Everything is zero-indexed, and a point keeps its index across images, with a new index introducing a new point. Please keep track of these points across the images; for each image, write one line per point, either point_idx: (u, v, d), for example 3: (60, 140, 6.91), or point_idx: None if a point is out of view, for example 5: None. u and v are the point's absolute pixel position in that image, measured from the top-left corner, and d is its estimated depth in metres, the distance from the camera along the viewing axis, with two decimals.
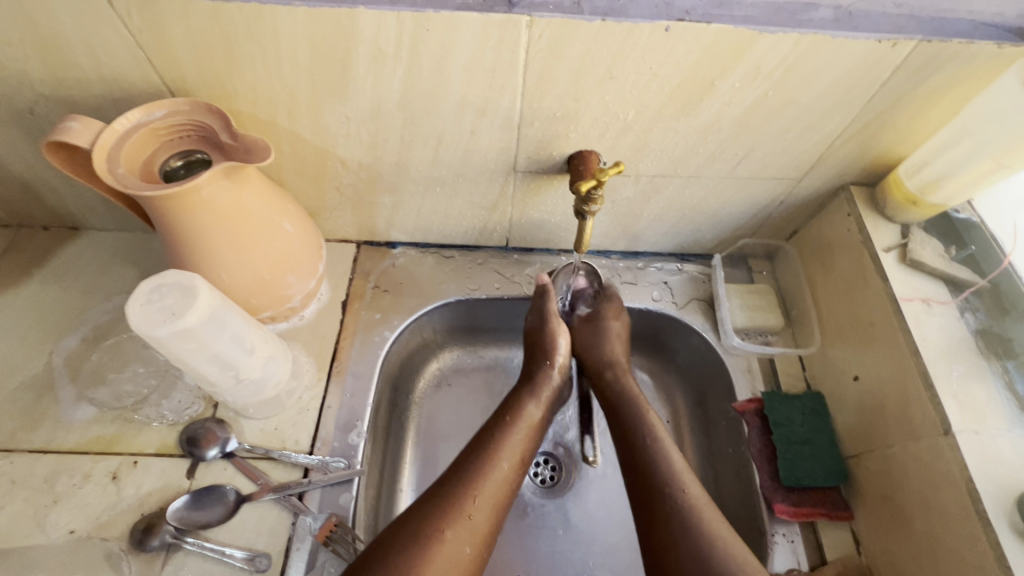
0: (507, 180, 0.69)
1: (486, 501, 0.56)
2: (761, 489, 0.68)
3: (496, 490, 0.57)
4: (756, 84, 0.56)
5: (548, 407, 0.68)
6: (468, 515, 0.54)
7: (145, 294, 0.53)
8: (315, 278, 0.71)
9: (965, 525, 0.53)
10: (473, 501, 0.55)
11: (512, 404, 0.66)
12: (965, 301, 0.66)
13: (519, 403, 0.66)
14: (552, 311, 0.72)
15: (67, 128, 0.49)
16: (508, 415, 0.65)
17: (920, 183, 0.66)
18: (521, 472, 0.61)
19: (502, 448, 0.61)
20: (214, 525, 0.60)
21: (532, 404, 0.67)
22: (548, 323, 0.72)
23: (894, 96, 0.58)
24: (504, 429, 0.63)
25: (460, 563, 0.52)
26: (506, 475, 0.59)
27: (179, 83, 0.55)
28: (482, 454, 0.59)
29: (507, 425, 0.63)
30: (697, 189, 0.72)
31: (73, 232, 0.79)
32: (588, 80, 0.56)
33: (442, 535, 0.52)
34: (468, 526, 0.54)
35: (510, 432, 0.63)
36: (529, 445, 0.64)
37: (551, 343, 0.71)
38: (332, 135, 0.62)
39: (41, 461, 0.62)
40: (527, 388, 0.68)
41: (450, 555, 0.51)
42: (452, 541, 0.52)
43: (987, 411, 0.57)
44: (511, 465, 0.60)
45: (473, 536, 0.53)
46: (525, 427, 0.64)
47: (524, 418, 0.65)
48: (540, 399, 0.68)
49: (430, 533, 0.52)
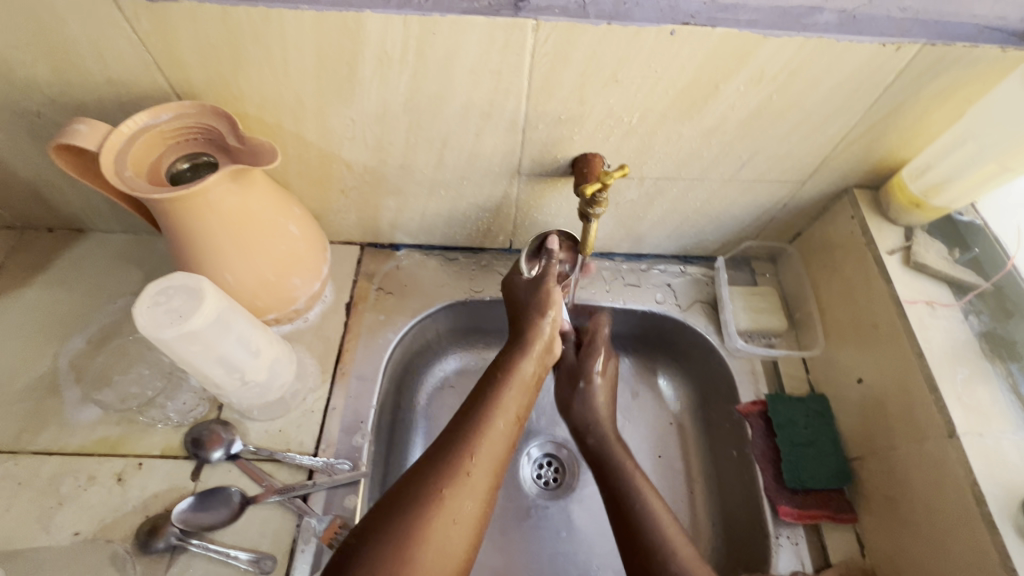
0: (511, 182, 0.69)
1: (485, 459, 0.54)
2: (765, 491, 0.68)
3: (494, 449, 0.55)
4: (760, 88, 0.57)
5: (540, 362, 0.65)
6: (467, 473, 0.52)
7: (152, 295, 0.53)
8: (319, 280, 0.71)
9: (970, 527, 0.53)
10: (470, 459, 0.53)
11: (504, 362, 0.63)
12: (969, 303, 0.66)
13: (509, 361, 0.64)
14: (548, 273, 0.70)
15: (74, 131, 0.49)
16: (500, 373, 0.62)
17: (924, 186, 0.66)
18: (517, 430, 0.59)
19: (495, 407, 0.58)
20: (218, 527, 0.60)
21: (523, 360, 0.64)
22: (541, 285, 0.69)
23: (899, 100, 0.58)
24: (495, 388, 0.60)
25: (462, 521, 0.50)
26: (502, 434, 0.57)
27: (185, 86, 0.56)
28: (476, 415, 0.57)
29: (499, 383, 0.61)
30: (700, 192, 0.72)
31: (77, 234, 0.79)
32: (593, 83, 0.56)
33: (442, 494, 0.50)
34: (467, 484, 0.52)
35: (504, 390, 0.60)
36: (523, 402, 0.62)
37: (543, 304, 0.68)
38: (337, 138, 0.62)
39: (46, 463, 0.62)
40: (519, 345, 0.65)
41: (452, 513, 0.50)
42: (451, 500, 0.50)
43: (991, 413, 0.57)
44: (507, 423, 0.58)
45: (474, 494, 0.52)
46: (517, 385, 0.62)
47: (516, 376, 0.62)
48: (533, 355, 0.65)
49: (430, 495, 0.50)
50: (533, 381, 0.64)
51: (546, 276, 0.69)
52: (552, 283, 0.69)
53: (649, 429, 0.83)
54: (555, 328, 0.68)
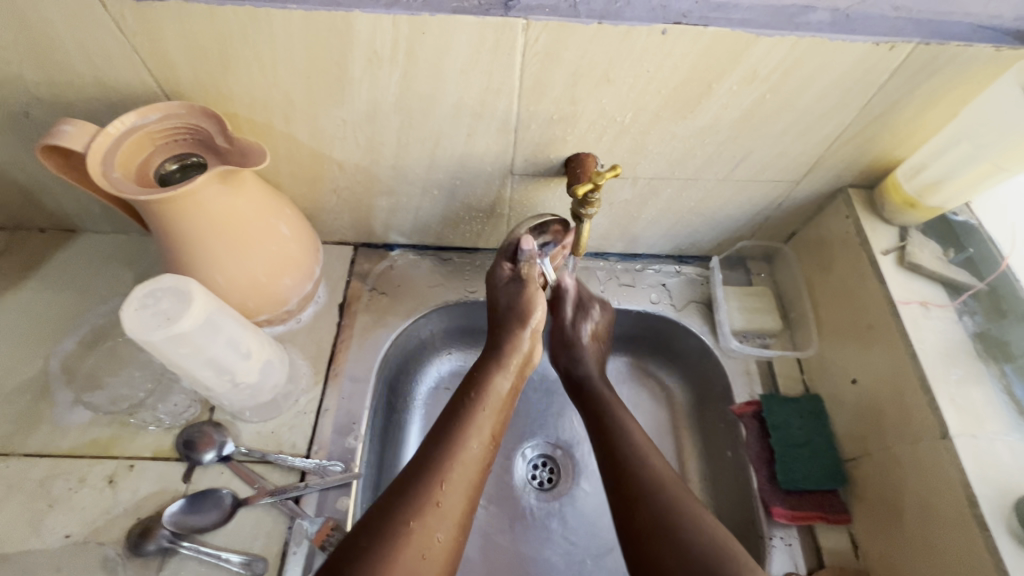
0: (504, 182, 0.69)
1: (457, 486, 0.55)
2: (759, 492, 0.67)
3: (466, 475, 0.56)
4: (753, 87, 0.56)
5: (518, 377, 0.65)
6: (437, 503, 0.53)
7: (140, 298, 0.53)
8: (311, 281, 0.71)
9: (963, 529, 0.53)
10: (440, 489, 0.53)
11: (478, 378, 0.63)
12: (963, 304, 0.65)
13: (486, 377, 0.63)
14: (530, 275, 0.69)
15: (60, 132, 0.49)
16: (476, 393, 0.61)
17: (918, 186, 0.65)
18: (491, 450, 0.60)
19: (471, 430, 0.58)
20: (210, 529, 0.60)
21: (500, 376, 0.63)
22: (523, 290, 0.68)
23: (892, 99, 0.58)
24: (469, 407, 0.60)
25: (431, 554, 0.51)
26: (475, 458, 0.57)
27: (174, 86, 0.55)
28: (449, 440, 0.57)
29: (474, 405, 0.60)
30: (694, 192, 0.71)
31: (69, 235, 0.79)
32: (584, 83, 0.56)
33: (409, 528, 0.51)
34: (436, 515, 0.52)
35: (480, 412, 0.60)
36: (498, 418, 0.62)
37: (528, 310, 0.67)
38: (328, 138, 0.62)
39: (37, 465, 0.62)
40: (495, 358, 0.65)
41: (420, 546, 0.50)
42: (419, 532, 0.51)
43: (985, 414, 0.57)
44: (480, 446, 0.58)
45: (444, 525, 0.52)
46: (494, 405, 0.61)
47: (492, 393, 0.62)
48: (509, 369, 0.64)
49: (398, 532, 0.50)
50: (508, 405, 0.64)
51: (529, 277, 0.69)
52: (535, 287, 0.68)
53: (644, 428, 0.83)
54: (535, 340, 0.68)
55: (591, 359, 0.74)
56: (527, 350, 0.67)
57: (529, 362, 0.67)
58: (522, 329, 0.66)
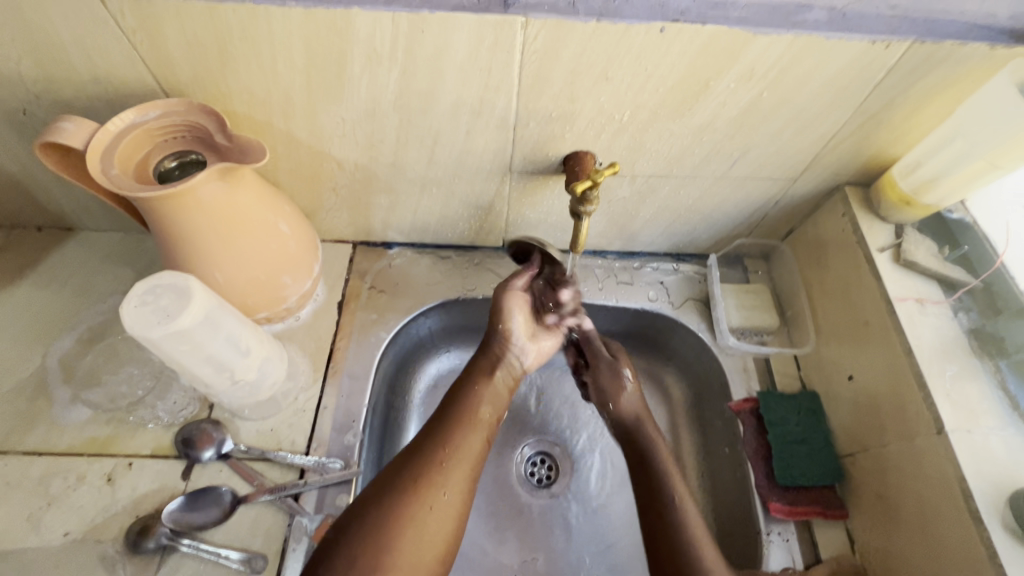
0: (503, 180, 0.69)
1: (462, 449, 0.56)
2: (757, 489, 0.68)
3: (470, 441, 0.57)
4: (751, 85, 0.57)
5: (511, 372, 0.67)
6: (441, 463, 0.55)
7: (139, 295, 0.53)
8: (310, 279, 0.71)
9: (958, 524, 0.53)
10: (444, 452, 0.55)
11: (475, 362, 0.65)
12: (958, 300, 0.66)
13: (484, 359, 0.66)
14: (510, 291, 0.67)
15: (60, 129, 0.49)
16: (476, 373, 0.64)
17: (914, 183, 0.66)
18: (495, 424, 0.62)
19: (471, 404, 0.61)
20: (209, 527, 0.60)
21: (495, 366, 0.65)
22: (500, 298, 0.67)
23: (889, 97, 0.58)
24: (470, 382, 0.63)
25: (440, 508, 0.52)
26: (476, 426, 0.59)
27: (173, 84, 0.55)
28: (453, 411, 0.60)
29: (475, 384, 0.62)
30: (692, 190, 0.72)
31: (67, 232, 0.79)
32: (583, 80, 0.56)
33: (417, 485, 0.53)
34: (442, 473, 0.54)
35: (481, 388, 0.62)
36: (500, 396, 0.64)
37: (505, 316, 0.66)
38: (327, 135, 0.62)
39: (35, 463, 0.62)
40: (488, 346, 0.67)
41: (429, 500, 0.52)
42: (426, 490, 0.53)
43: (979, 410, 0.57)
44: (480, 416, 0.60)
45: (451, 481, 0.54)
46: (493, 384, 0.64)
47: (490, 370, 0.65)
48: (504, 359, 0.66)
49: (405, 488, 0.52)
50: (509, 391, 0.66)
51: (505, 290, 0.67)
52: (509, 293, 0.67)
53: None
54: (523, 346, 0.68)
55: (632, 404, 0.69)
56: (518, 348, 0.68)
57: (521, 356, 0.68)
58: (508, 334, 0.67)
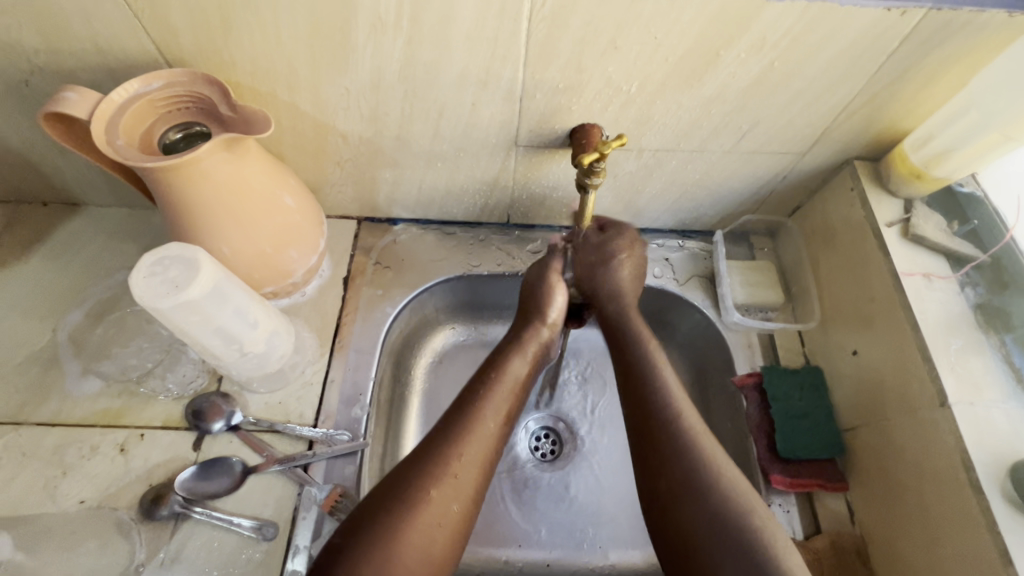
0: (508, 154, 0.69)
1: (473, 459, 0.55)
2: (758, 461, 0.69)
3: (480, 450, 0.56)
4: (762, 55, 0.56)
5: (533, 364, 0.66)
6: (454, 474, 0.53)
7: (148, 266, 0.53)
8: (316, 255, 0.71)
9: (958, 493, 0.54)
10: (457, 462, 0.54)
11: (495, 362, 0.64)
12: (965, 276, 0.66)
13: (504, 360, 0.64)
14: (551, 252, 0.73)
15: (63, 99, 0.49)
16: (494, 373, 0.63)
17: (925, 156, 0.65)
18: (503, 431, 0.59)
19: (486, 407, 0.59)
20: (221, 495, 0.61)
21: (517, 360, 0.64)
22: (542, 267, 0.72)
23: (903, 67, 0.57)
24: (487, 388, 0.61)
25: (447, 522, 0.51)
26: (489, 435, 0.57)
27: (175, 53, 0.55)
28: (466, 417, 0.57)
29: (488, 389, 0.60)
30: (699, 164, 0.71)
31: (72, 208, 0.79)
32: (591, 50, 0.55)
33: (428, 495, 0.51)
34: (453, 486, 0.52)
35: (494, 392, 0.60)
36: (515, 403, 0.62)
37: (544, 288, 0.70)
38: (331, 107, 0.61)
39: (49, 434, 0.63)
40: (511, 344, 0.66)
41: (437, 513, 0.50)
42: (437, 502, 0.51)
43: (983, 383, 0.58)
44: (496, 419, 0.59)
45: (460, 495, 0.52)
46: (508, 384, 0.62)
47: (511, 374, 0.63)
48: (524, 355, 0.65)
49: (415, 499, 0.50)
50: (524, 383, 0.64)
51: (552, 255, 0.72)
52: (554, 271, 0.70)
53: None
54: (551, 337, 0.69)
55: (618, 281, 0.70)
56: (546, 338, 0.68)
57: (543, 355, 0.68)
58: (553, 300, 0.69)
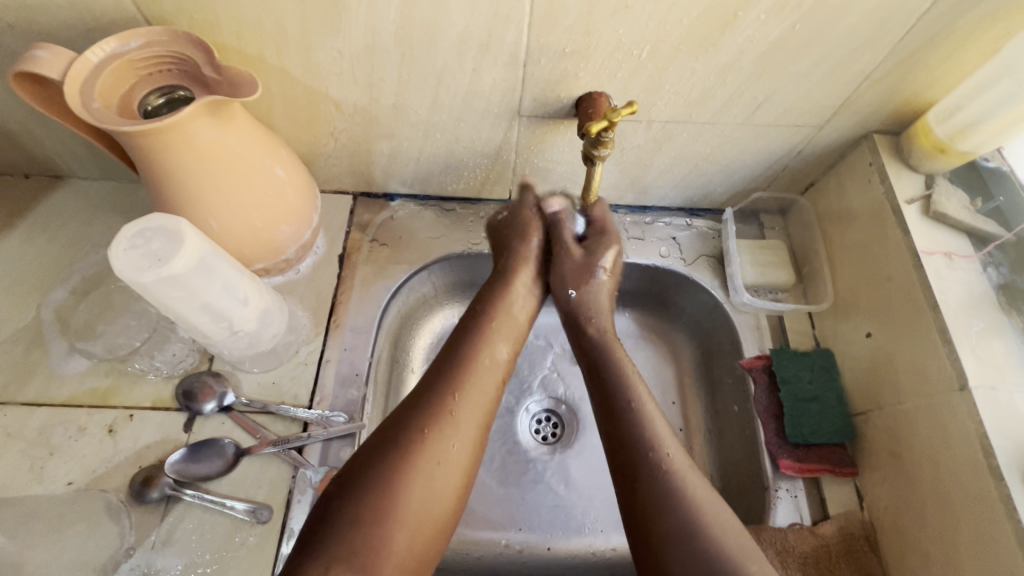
0: (511, 125, 0.65)
1: (471, 398, 0.54)
2: (767, 446, 0.67)
3: (481, 388, 0.55)
4: (783, 17, 0.52)
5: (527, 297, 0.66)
6: (452, 412, 0.52)
7: (128, 239, 0.50)
8: (310, 230, 0.68)
9: (976, 479, 0.52)
10: (455, 399, 0.53)
11: (490, 296, 0.63)
12: (988, 255, 0.63)
13: (499, 296, 0.64)
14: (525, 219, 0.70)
15: (34, 58, 0.45)
16: (488, 306, 0.62)
17: (950, 129, 0.61)
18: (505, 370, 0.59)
19: (484, 342, 0.59)
20: (213, 478, 0.59)
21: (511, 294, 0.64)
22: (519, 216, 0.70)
23: (932, 31, 0.54)
24: (482, 323, 0.60)
25: (448, 461, 0.50)
26: (489, 371, 0.57)
27: (155, 10, 0.51)
28: (463, 356, 0.57)
29: (483, 323, 0.60)
30: (711, 137, 0.68)
31: (55, 180, 0.76)
32: (600, 9, 0.51)
33: (426, 435, 0.50)
34: (452, 424, 0.51)
35: (488, 327, 0.60)
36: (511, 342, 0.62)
37: (523, 235, 0.69)
38: (324, 72, 0.58)
39: (35, 414, 0.61)
40: (504, 276, 0.66)
41: (437, 453, 0.50)
42: (435, 441, 0.50)
43: (1006, 366, 0.55)
44: (494, 358, 0.58)
45: (460, 433, 0.51)
46: (505, 319, 0.62)
47: (505, 313, 0.62)
48: (518, 286, 0.65)
49: (412, 439, 0.49)
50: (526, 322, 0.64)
51: (523, 218, 0.70)
52: (530, 215, 0.70)
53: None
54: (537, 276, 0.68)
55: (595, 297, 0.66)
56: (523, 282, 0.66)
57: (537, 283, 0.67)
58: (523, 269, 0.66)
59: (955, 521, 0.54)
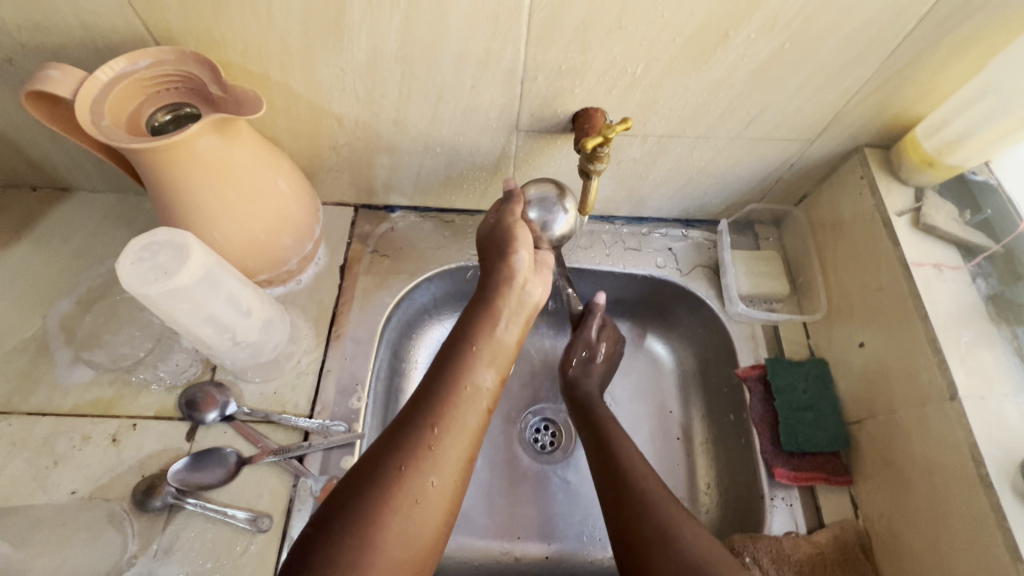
0: (509, 138, 0.67)
1: (452, 430, 0.51)
2: (761, 455, 0.68)
3: (463, 417, 0.52)
4: (772, 36, 0.54)
5: (510, 317, 0.60)
6: (429, 447, 0.49)
7: (135, 252, 0.52)
8: (311, 242, 0.69)
9: (967, 487, 0.53)
10: (434, 432, 0.50)
11: (471, 321, 0.58)
12: (977, 266, 0.64)
13: (480, 318, 0.58)
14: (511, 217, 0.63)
15: (45, 77, 0.46)
16: (467, 333, 0.58)
17: (937, 143, 0.63)
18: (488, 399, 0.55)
19: (467, 368, 0.55)
20: (216, 487, 0.60)
21: (491, 319, 0.58)
22: (501, 225, 0.63)
23: (917, 49, 0.56)
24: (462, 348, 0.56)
25: (425, 501, 0.48)
26: (473, 403, 0.53)
27: (163, 31, 0.53)
28: (445, 382, 0.53)
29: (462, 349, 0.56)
30: (705, 151, 0.69)
31: (62, 193, 0.77)
32: (595, 29, 0.53)
33: (401, 473, 0.48)
34: (430, 459, 0.49)
35: (472, 353, 0.56)
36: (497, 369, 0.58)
37: (509, 244, 0.61)
38: (326, 89, 0.59)
39: (40, 423, 0.62)
40: (484, 297, 0.60)
41: (413, 492, 0.47)
42: (412, 479, 0.48)
43: (995, 376, 0.56)
44: (475, 385, 0.54)
45: (439, 469, 0.49)
46: (487, 343, 0.57)
47: (486, 333, 0.58)
48: (499, 309, 0.59)
49: (389, 476, 0.47)
50: (513, 346, 0.60)
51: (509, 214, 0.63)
52: (514, 220, 0.63)
53: (632, 390, 0.83)
54: (527, 280, 0.62)
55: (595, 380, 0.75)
56: (505, 299, 0.60)
57: (517, 299, 0.61)
58: (507, 287, 0.60)
59: (945, 528, 0.54)
